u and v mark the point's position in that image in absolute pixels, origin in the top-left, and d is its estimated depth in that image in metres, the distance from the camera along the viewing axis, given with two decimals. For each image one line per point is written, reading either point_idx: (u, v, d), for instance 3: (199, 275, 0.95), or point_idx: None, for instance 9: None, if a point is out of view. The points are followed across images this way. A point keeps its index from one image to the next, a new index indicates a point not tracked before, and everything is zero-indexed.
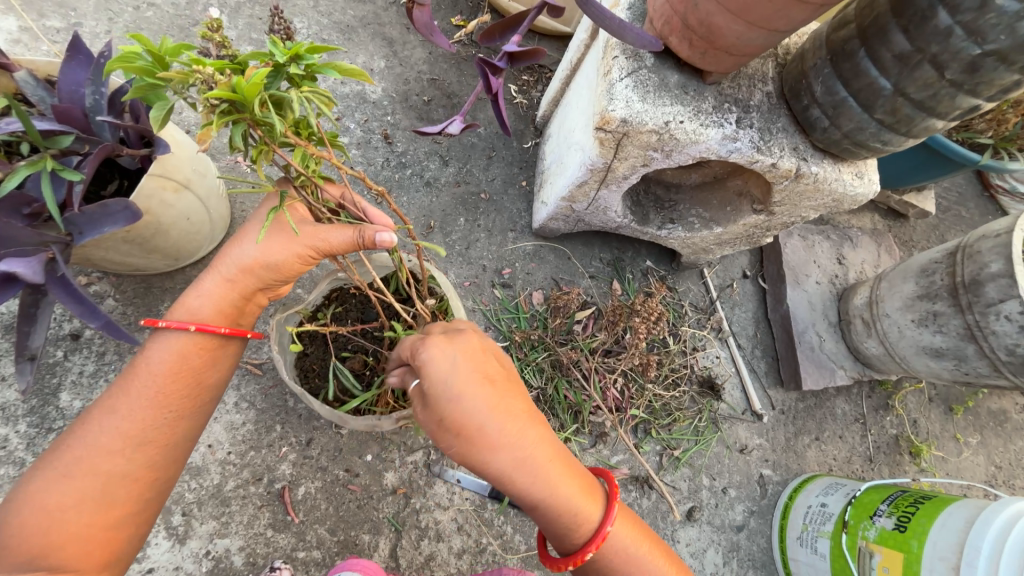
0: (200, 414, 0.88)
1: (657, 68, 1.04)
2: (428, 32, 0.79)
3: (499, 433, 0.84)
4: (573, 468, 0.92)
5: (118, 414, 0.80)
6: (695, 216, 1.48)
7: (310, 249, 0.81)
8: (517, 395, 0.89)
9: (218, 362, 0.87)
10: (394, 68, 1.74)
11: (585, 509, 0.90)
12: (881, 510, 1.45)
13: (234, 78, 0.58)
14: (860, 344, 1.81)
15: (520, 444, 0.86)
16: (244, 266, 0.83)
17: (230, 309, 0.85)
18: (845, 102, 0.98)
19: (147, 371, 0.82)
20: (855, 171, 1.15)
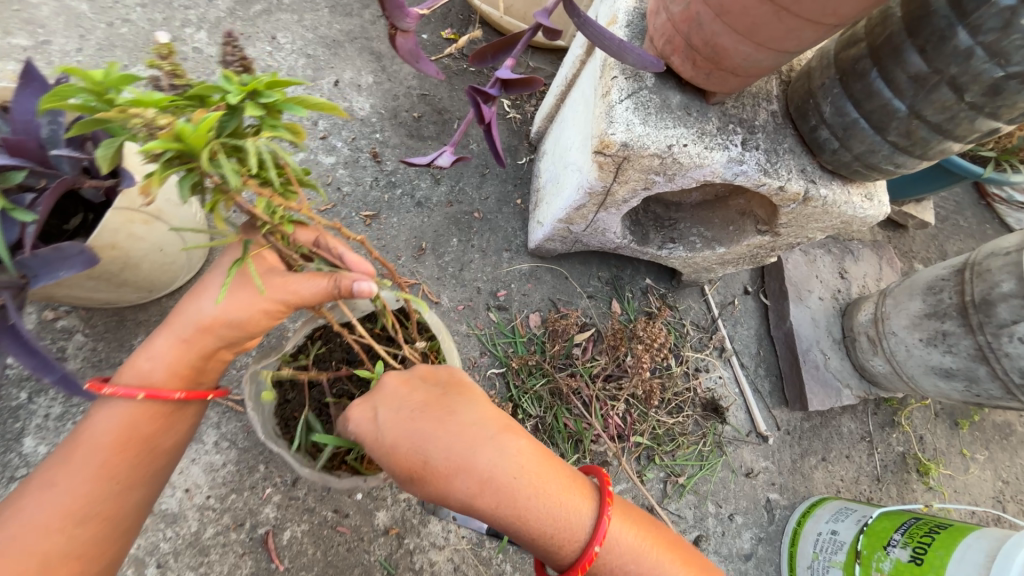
0: (152, 482, 0.83)
1: (658, 89, 0.99)
2: (413, 59, 0.78)
3: (445, 462, 0.77)
4: (551, 475, 0.80)
5: (58, 489, 0.74)
6: (697, 235, 1.42)
7: (280, 303, 0.77)
8: (463, 410, 0.81)
9: (173, 428, 0.82)
10: (383, 83, 1.68)
11: (571, 522, 0.78)
12: (896, 539, 1.39)
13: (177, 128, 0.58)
14: (866, 361, 1.77)
15: (474, 466, 0.77)
16: (203, 325, 0.77)
17: (187, 370, 0.80)
18: (856, 123, 0.93)
19: (90, 442, 0.77)
20: (865, 193, 1.10)
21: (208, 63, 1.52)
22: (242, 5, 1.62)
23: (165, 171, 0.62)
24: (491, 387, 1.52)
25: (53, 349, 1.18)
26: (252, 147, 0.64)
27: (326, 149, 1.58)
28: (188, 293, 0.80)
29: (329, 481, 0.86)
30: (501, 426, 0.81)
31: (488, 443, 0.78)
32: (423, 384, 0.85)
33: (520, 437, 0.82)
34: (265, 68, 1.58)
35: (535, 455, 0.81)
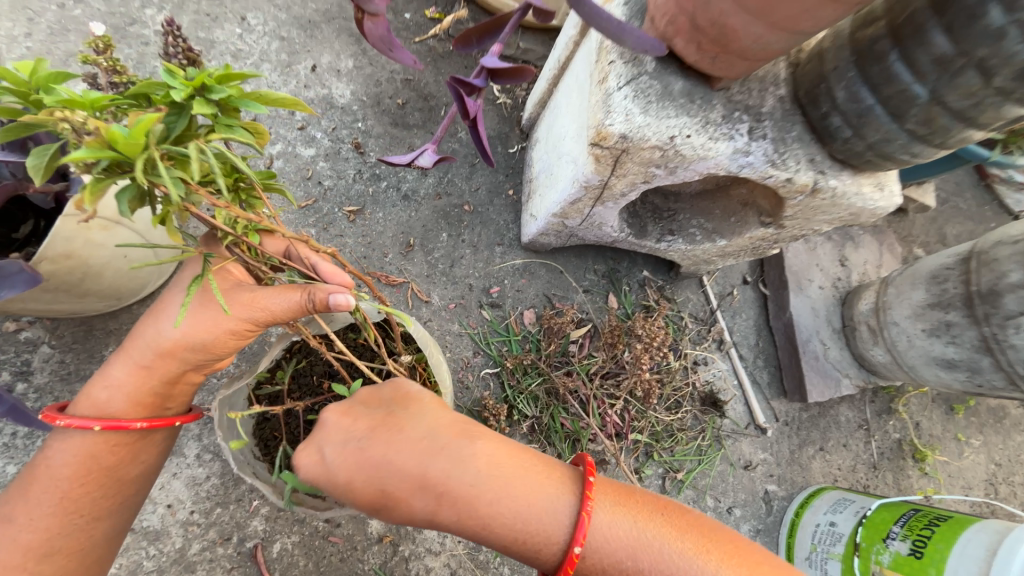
0: (122, 511, 0.81)
1: (660, 74, 0.91)
2: (387, 47, 0.69)
3: (402, 488, 0.70)
4: (519, 475, 0.74)
5: (17, 524, 0.72)
6: (697, 227, 1.35)
7: (247, 322, 0.72)
8: (412, 426, 0.74)
9: (139, 457, 0.79)
10: (364, 68, 1.57)
11: (548, 522, 0.73)
12: (895, 533, 1.38)
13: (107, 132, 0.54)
14: (866, 351, 1.74)
15: (435, 485, 0.71)
16: (163, 350, 0.72)
17: (149, 397, 0.75)
18: (872, 110, 0.87)
19: (47, 477, 0.73)
20: (875, 183, 1.05)
21: None
22: None
23: (100, 180, 0.58)
24: (485, 388, 1.47)
25: (17, 363, 1.11)
26: (189, 151, 0.58)
27: (304, 141, 1.49)
28: (147, 315, 0.74)
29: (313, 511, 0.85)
30: (457, 433, 0.75)
31: (445, 455, 0.71)
32: (364, 409, 0.77)
33: (480, 441, 0.75)
34: (236, 53, 1.47)
35: (499, 457, 0.75)
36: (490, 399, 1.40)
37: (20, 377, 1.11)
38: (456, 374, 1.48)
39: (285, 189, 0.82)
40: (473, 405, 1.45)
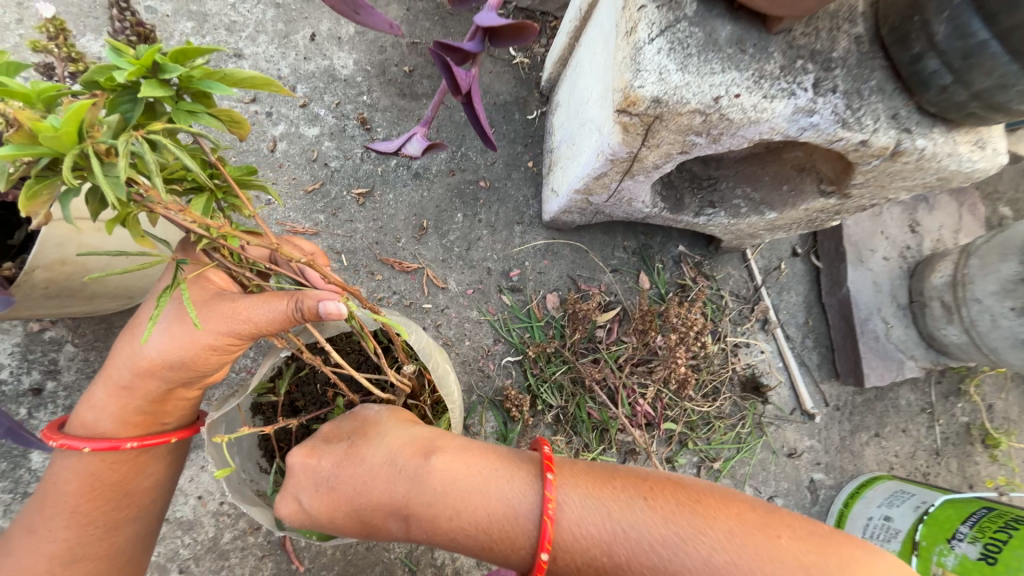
0: (142, 518, 0.79)
1: (702, 19, 0.74)
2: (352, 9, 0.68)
3: (374, 519, 0.72)
4: (477, 487, 0.70)
5: (39, 535, 0.72)
6: (742, 197, 1.17)
7: (227, 334, 0.65)
8: (370, 456, 0.74)
9: (145, 468, 0.76)
10: (366, 33, 1.43)
11: (513, 530, 0.68)
12: (962, 533, 1.26)
13: (34, 125, 0.45)
14: (936, 330, 1.54)
15: (401, 513, 0.71)
16: (142, 368, 0.67)
17: (139, 415, 0.72)
18: (985, 47, 0.68)
19: (58, 492, 0.72)
20: (974, 140, 0.85)
21: (165, 25, 1.32)
22: None
23: (45, 182, 0.50)
24: (507, 377, 1.40)
25: (45, 362, 1.13)
26: (121, 143, 0.48)
27: (307, 119, 1.39)
28: (127, 333, 0.70)
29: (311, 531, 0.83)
30: (411, 453, 0.73)
31: (399, 481, 0.70)
32: (327, 444, 0.78)
33: (435, 457, 0.72)
34: (230, 25, 1.37)
35: (455, 471, 0.71)
36: (512, 389, 1.33)
37: (50, 375, 1.13)
38: (476, 362, 1.42)
39: (266, 184, 0.74)
40: (495, 394, 1.39)
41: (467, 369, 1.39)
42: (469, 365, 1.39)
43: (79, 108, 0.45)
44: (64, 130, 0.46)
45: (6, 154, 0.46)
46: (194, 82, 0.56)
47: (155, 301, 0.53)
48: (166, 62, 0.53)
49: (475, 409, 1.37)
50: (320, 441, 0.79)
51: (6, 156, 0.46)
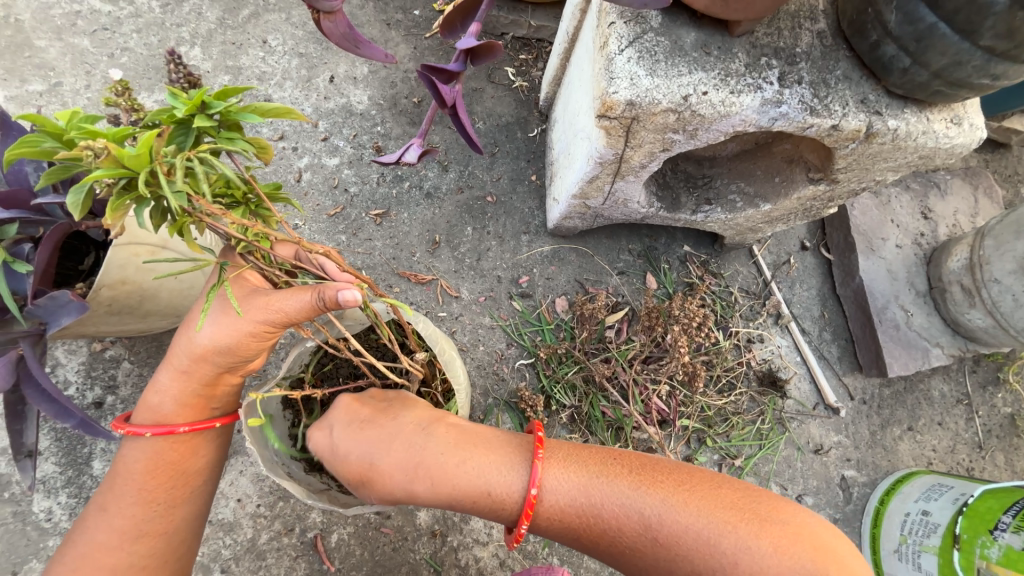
0: (196, 498, 0.85)
1: (667, 29, 0.83)
2: (349, 44, 0.71)
3: (383, 469, 0.78)
4: (480, 447, 0.80)
5: (111, 512, 0.79)
6: (737, 192, 1.22)
7: (264, 322, 0.74)
8: (390, 415, 0.83)
9: (199, 449, 0.83)
10: (379, 71, 1.59)
11: (506, 480, 0.78)
12: (1005, 523, 1.18)
13: (117, 151, 0.56)
14: (960, 315, 1.50)
15: (410, 462, 0.78)
16: (196, 355, 0.76)
17: (195, 399, 0.80)
18: (934, 29, 0.73)
19: (127, 472, 0.79)
20: (949, 117, 0.88)
21: (206, 79, 1.52)
22: (231, 12, 1.57)
23: (122, 198, 0.60)
24: (521, 379, 1.45)
25: (106, 378, 1.26)
26: (176, 159, 0.59)
27: (328, 151, 1.54)
28: (182, 326, 0.79)
29: (335, 511, 0.87)
30: (427, 418, 0.83)
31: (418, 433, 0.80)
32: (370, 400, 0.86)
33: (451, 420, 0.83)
34: (261, 74, 1.55)
35: (461, 435, 0.82)
36: (526, 390, 1.38)
37: (110, 390, 1.26)
38: (492, 367, 1.48)
39: (291, 198, 0.84)
40: (510, 397, 1.44)
41: (481, 373, 1.44)
42: (484, 369, 1.46)
43: (150, 135, 0.56)
44: (140, 153, 0.57)
45: (97, 176, 0.56)
46: (234, 114, 0.67)
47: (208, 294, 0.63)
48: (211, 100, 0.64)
49: (492, 411, 1.42)
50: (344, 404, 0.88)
51: (95, 177, 0.57)
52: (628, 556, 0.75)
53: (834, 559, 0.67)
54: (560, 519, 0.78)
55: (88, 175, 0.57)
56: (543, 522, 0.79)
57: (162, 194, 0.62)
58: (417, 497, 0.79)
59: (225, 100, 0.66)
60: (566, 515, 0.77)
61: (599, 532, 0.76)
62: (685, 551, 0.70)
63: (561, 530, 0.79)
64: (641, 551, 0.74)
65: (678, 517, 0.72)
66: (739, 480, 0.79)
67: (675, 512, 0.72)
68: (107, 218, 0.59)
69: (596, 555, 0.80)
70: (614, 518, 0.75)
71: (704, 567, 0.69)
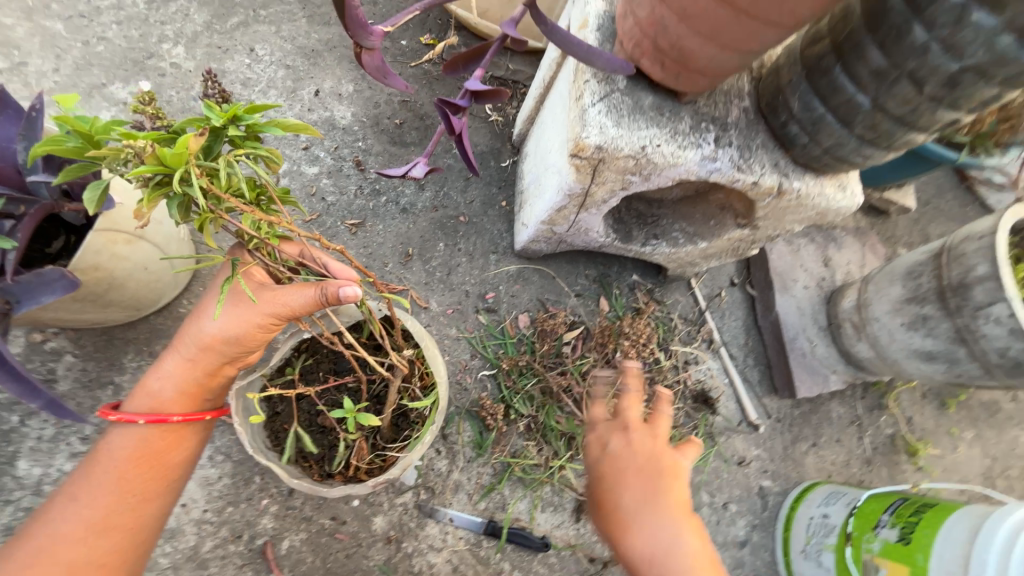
0: (170, 494, 0.84)
1: (631, 90, 1.01)
2: (381, 75, 0.78)
3: (638, 523, 0.98)
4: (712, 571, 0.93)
5: (81, 502, 0.76)
6: (679, 231, 1.43)
7: (272, 315, 0.77)
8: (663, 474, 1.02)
9: (184, 442, 0.83)
10: (364, 91, 1.68)
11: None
12: (884, 520, 1.44)
13: (159, 150, 0.59)
14: (851, 347, 1.80)
15: (657, 533, 0.97)
16: (204, 344, 0.78)
17: (193, 389, 0.81)
18: (824, 118, 0.96)
19: (108, 459, 0.78)
20: (837, 184, 1.13)
21: (186, 77, 1.52)
22: (219, 17, 1.61)
23: (155, 193, 0.63)
24: (483, 389, 1.53)
25: (43, 371, 1.19)
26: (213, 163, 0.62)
27: (308, 160, 1.59)
28: (190, 315, 0.82)
29: (318, 493, 0.85)
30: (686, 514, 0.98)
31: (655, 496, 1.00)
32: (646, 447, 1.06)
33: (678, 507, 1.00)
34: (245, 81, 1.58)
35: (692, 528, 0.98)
36: (487, 399, 1.46)
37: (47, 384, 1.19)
38: (455, 377, 1.56)
39: (299, 202, 0.86)
40: (472, 406, 1.51)
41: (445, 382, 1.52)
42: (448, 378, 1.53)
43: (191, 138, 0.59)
44: (174, 152, 0.59)
45: (137, 170, 0.58)
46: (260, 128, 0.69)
47: (219, 286, 0.66)
48: (243, 113, 0.67)
49: (453, 420, 1.48)
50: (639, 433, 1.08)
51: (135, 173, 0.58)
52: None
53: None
54: None
55: (128, 169, 0.58)
56: None
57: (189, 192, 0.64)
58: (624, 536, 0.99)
59: (255, 114, 0.68)
60: None
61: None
62: None
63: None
64: None
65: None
66: None
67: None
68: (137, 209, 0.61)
69: None
70: None
71: None
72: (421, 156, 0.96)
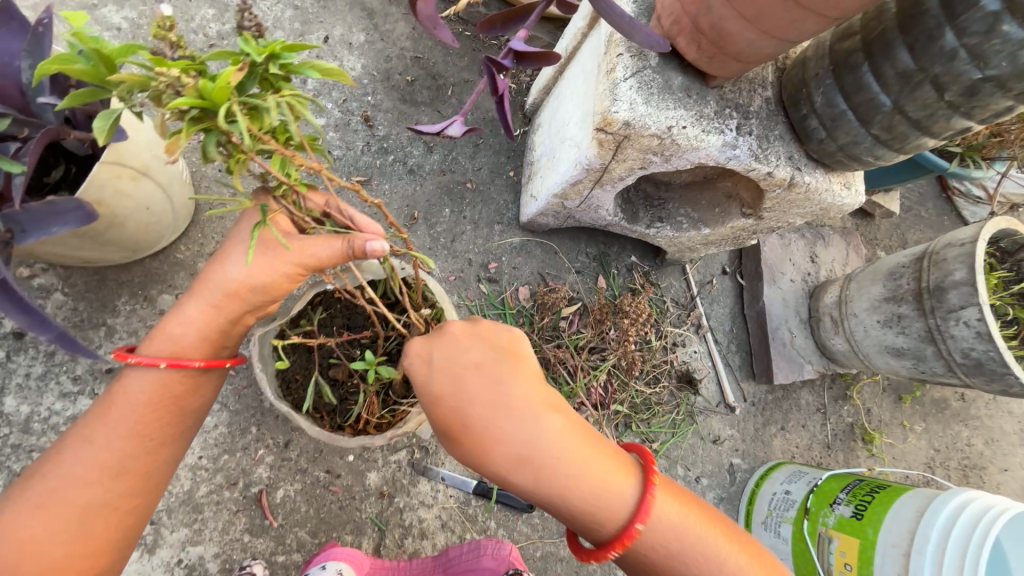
0: (185, 439, 0.84)
1: (662, 69, 1.01)
2: (433, 26, 0.73)
3: (515, 458, 0.79)
4: (598, 444, 0.83)
5: (97, 444, 0.76)
6: (684, 216, 1.46)
7: (299, 266, 0.76)
8: (529, 388, 0.83)
9: (201, 389, 0.82)
10: (375, 43, 1.62)
11: (605, 495, 0.79)
12: (840, 498, 1.57)
13: (201, 82, 0.56)
14: (827, 340, 1.91)
15: (542, 463, 0.79)
16: (229, 291, 0.77)
17: (216, 334, 0.79)
18: (844, 115, 0.98)
19: (126, 402, 0.77)
20: (844, 182, 1.17)
21: (186, 7, 1.43)
22: None
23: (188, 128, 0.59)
24: None
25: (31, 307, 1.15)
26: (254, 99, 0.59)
27: (314, 110, 1.54)
28: (211, 260, 0.79)
29: (336, 441, 0.87)
30: (546, 405, 0.82)
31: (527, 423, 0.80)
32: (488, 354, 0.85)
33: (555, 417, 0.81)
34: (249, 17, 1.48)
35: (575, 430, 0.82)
36: None
37: None
38: None
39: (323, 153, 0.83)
40: None
41: None
42: None
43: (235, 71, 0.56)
44: (218, 86, 0.56)
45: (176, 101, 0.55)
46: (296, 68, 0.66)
47: (252, 229, 0.64)
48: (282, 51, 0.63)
49: None
50: (479, 335, 0.87)
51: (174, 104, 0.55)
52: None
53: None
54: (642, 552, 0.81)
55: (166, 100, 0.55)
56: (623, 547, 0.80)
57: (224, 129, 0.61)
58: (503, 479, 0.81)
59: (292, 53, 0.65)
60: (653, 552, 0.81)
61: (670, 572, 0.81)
62: None
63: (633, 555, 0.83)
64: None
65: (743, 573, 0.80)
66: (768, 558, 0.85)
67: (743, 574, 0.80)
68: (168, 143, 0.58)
69: None
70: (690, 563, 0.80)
71: None
72: (458, 117, 0.84)
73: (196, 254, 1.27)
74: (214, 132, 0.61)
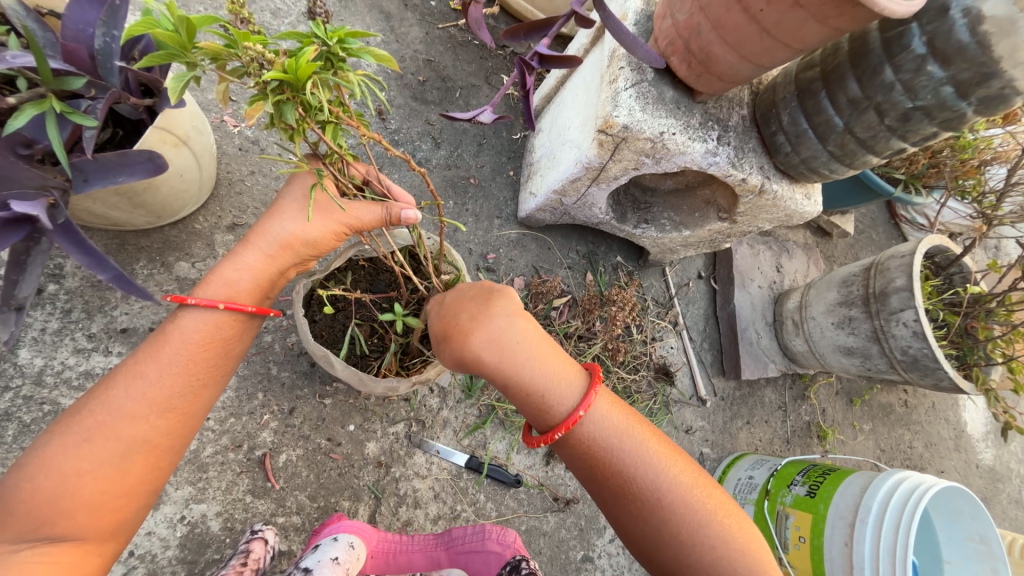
0: (222, 383, 0.93)
1: (656, 83, 1.17)
2: (478, 28, 0.85)
3: (486, 345, 0.92)
4: (563, 353, 0.97)
5: (149, 380, 0.84)
6: (667, 219, 1.63)
7: (344, 226, 0.89)
8: (508, 302, 0.99)
9: (243, 335, 0.92)
10: (391, 44, 1.74)
11: (565, 390, 0.91)
12: (797, 479, 1.74)
13: (289, 60, 0.66)
14: (789, 342, 2.10)
15: (509, 349, 0.93)
16: (284, 243, 0.88)
17: (266, 282, 0.91)
18: (805, 133, 1.16)
19: (179, 340, 0.86)
20: (805, 193, 1.35)
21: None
22: None
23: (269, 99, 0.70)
24: None
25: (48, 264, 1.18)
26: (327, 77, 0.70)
27: None
28: (265, 214, 0.89)
29: (369, 383, 1.03)
30: (526, 315, 0.98)
31: (500, 321, 0.95)
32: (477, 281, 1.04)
33: (527, 323, 0.96)
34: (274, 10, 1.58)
35: (543, 340, 0.96)
36: None
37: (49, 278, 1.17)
38: None
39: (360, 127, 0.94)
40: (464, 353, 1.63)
41: None
42: None
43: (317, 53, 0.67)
44: (303, 66, 0.67)
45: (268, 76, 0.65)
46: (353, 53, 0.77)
47: (312, 187, 0.76)
48: (344, 38, 0.74)
49: None
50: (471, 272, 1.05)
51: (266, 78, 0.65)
52: (624, 499, 0.89)
53: (738, 524, 0.87)
54: (588, 448, 0.91)
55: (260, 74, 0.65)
56: (573, 441, 0.92)
57: (295, 101, 0.72)
58: (479, 364, 0.93)
59: (352, 39, 0.75)
60: (596, 448, 0.91)
61: (613, 471, 0.90)
62: (641, 494, 0.88)
63: (583, 454, 0.92)
64: (627, 486, 0.89)
65: (685, 489, 0.88)
66: (713, 486, 0.92)
67: (683, 486, 0.87)
68: (251, 110, 0.68)
69: (599, 490, 0.93)
70: (630, 464, 0.89)
71: (659, 507, 0.86)
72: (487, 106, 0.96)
73: (213, 225, 1.33)
74: (289, 102, 0.71)
